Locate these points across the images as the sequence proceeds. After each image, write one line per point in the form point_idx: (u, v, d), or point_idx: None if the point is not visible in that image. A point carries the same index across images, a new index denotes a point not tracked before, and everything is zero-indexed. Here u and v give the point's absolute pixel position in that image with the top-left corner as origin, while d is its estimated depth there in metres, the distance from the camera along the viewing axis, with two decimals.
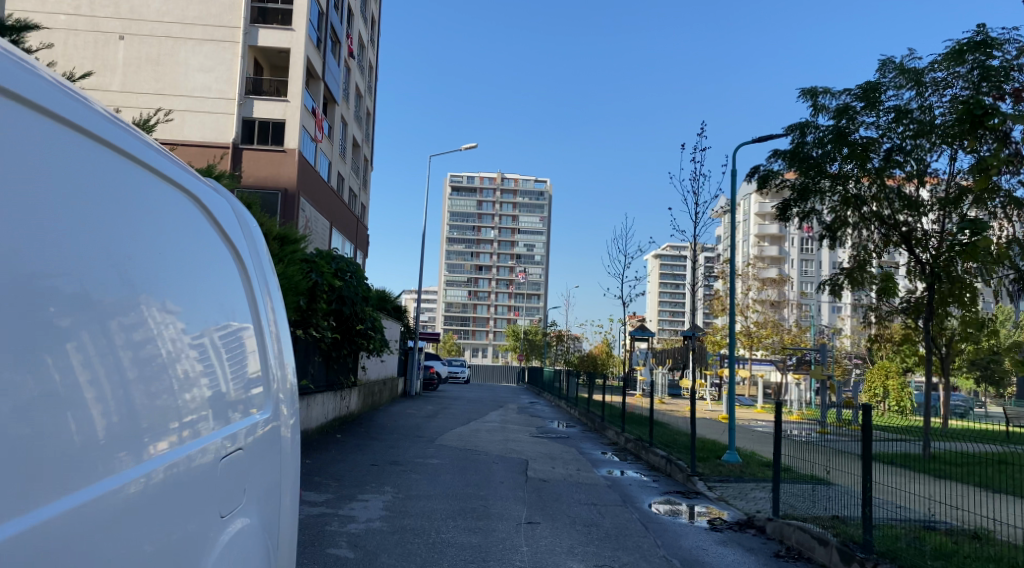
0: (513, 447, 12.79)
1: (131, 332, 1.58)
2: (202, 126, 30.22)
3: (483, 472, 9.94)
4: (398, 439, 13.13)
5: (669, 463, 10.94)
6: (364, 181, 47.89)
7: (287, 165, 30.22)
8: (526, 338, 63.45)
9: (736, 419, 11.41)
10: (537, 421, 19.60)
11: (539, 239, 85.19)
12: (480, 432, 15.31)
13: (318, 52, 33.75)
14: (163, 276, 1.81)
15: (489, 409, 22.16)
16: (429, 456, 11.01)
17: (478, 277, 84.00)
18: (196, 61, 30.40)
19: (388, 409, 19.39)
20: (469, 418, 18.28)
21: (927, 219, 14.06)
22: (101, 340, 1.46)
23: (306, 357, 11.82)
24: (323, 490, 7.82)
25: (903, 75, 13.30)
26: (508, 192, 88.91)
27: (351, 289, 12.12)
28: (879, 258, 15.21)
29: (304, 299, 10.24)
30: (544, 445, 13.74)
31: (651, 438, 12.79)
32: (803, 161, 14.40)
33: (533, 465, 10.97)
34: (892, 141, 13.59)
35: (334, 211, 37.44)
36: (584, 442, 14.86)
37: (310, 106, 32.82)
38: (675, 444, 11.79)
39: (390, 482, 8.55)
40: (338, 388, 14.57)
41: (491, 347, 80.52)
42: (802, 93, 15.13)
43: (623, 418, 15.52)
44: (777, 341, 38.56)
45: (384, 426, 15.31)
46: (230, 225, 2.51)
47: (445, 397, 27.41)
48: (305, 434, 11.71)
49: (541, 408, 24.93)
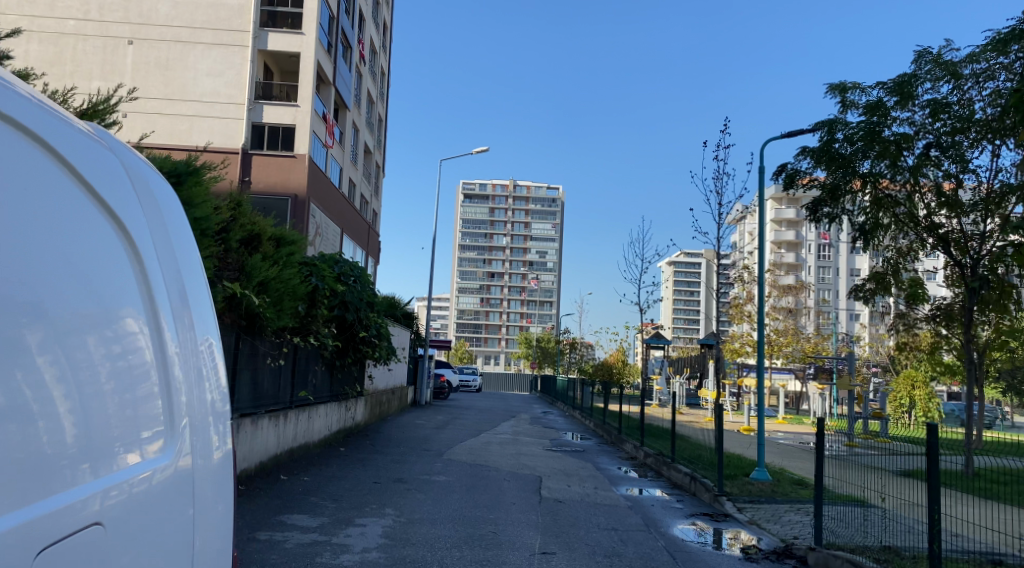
0: (526, 463, 12.08)
1: (108, 342, 1.51)
2: (211, 131, 29.91)
3: (494, 491, 9.25)
4: (404, 453, 12.46)
5: (695, 482, 10.20)
6: (376, 187, 47.51)
7: (296, 171, 29.73)
8: (539, 346, 62.71)
9: (765, 434, 10.62)
10: (551, 432, 18.87)
11: (551, 246, 84.52)
12: (491, 445, 14.61)
13: (329, 56, 33.39)
14: (49, 283, 1.32)
15: (501, 420, 21.45)
16: (437, 473, 10.34)
17: (490, 284, 83.42)
18: (205, 65, 30.10)
19: (396, 420, 18.75)
20: (480, 430, 17.60)
21: (967, 220, 13.24)
22: (71, 352, 1.38)
23: (306, 365, 11.20)
24: (317, 512, 7.15)
25: (939, 67, 12.53)
26: (520, 199, 88.36)
27: (353, 295, 11.46)
28: (913, 263, 14.37)
29: (303, 304, 9.62)
30: (558, 460, 13.01)
31: (674, 455, 12.08)
32: (832, 158, 13.60)
33: (547, 483, 10.25)
34: (928, 138, 12.80)
35: (345, 217, 37.03)
36: (600, 457, 14.14)
37: (320, 111, 32.42)
38: (700, 461, 11.04)
39: (392, 503, 7.88)
40: (342, 398, 13.98)
41: (503, 355, 79.82)
42: (831, 88, 14.37)
43: (641, 431, 14.79)
44: (797, 349, 37.52)
45: (391, 438, 14.69)
46: (136, 208, 1.80)
47: (457, 406, 26.73)
48: (306, 448, 11.13)
49: (555, 418, 24.17)
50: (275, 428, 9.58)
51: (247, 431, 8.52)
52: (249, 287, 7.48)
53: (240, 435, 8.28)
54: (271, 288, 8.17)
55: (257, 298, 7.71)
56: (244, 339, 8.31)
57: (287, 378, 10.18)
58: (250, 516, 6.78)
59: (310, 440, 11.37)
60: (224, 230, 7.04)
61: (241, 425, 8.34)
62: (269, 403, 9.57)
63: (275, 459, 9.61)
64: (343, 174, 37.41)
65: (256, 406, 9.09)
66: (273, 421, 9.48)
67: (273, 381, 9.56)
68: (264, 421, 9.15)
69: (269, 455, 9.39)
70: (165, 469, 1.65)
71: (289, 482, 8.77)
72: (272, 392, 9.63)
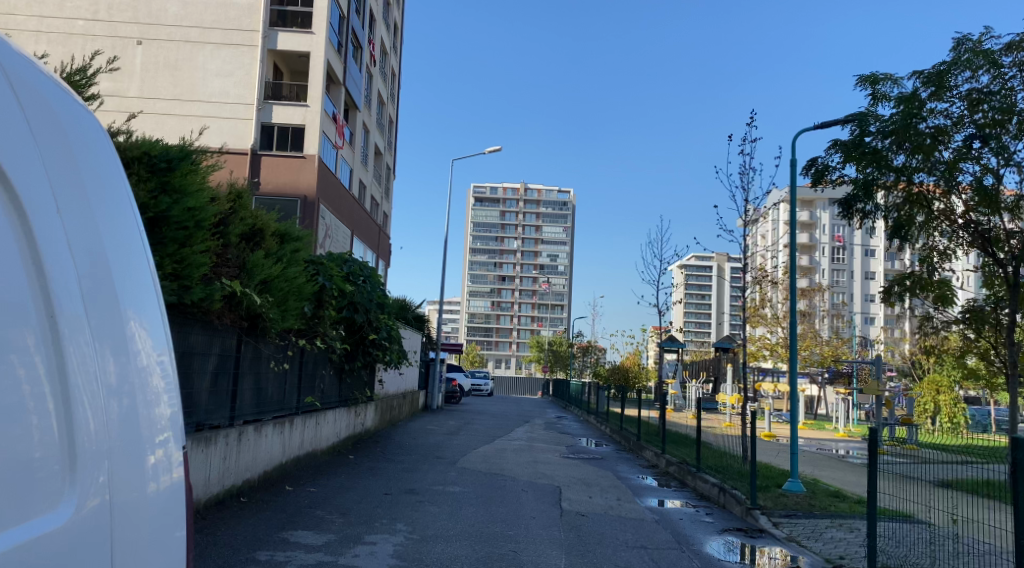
0: (543, 472, 11.53)
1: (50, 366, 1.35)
2: (220, 132, 29.67)
3: (511, 503, 8.69)
4: (416, 461, 11.93)
5: (727, 495, 9.57)
6: (386, 189, 47.15)
7: (305, 172, 29.36)
8: (550, 349, 62.12)
9: (798, 442, 9.97)
10: (565, 438, 18.30)
11: (562, 249, 83.99)
12: (506, 452, 14.06)
13: (339, 56, 33.01)
14: None
15: (514, 425, 20.90)
16: (450, 483, 9.80)
17: (501, 288, 82.91)
18: (214, 65, 29.84)
19: (407, 425, 18.26)
20: (493, 436, 17.06)
21: (1006, 219, 12.57)
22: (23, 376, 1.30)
23: (314, 369, 10.71)
24: (323, 528, 6.64)
25: (979, 56, 11.89)
26: (531, 202, 87.84)
27: (363, 295, 10.93)
28: (948, 263, 13.59)
29: (309, 305, 9.09)
30: (576, 469, 12.44)
31: (699, 465, 11.48)
32: (864, 157, 12.92)
33: (567, 494, 9.70)
34: (965, 131, 12.15)
35: (355, 219, 36.69)
36: (620, 465, 13.55)
37: (330, 111, 32.06)
38: (729, 471, 10.41)
39: (404, 517, 7.36)
40: (352, 403, 13.49)
41: (514, 359, 79.31)
42: (860, 79, 13.75)
43: (663, 438, 14.18)
44: (816, 353, 36.65)
45: (402, 444, 14.20)
46: (43, 195, 1.44)
47: (469, 411, 26.22)
48: (314, 455, 10.65)
49: (569, 423, 23.59)
50: (281, 434, 9.12)
51: (251, 438, 8.05)
52: (250, 285, 6.95)
53: (244, 442, 7.81)
54: (275, 286, 7.64)
55: (259, 297, 7.18)
56: (246, 341, 7.82)
57: (293, 382, 9.69)
58: (251, 532, 6.29)
59: (317, 447, 10.90)
60: (223, 224, 6.47)
61: (245, 432, 7.87)
62: (275, 408, 9.10)
63: (281, 468, 9.15)
64: (354, 176, 37.03)
65: (261, 412, 8.62)
66: (278, 428, 9.01)
67: (279, 386, 9.07)
68: (270, 427, 8.68)
69: (274, 463, 8.92)
70: (62, 523, 1.30)
71: (295, 493, 8.28)
72: (278, 398, 9.16)
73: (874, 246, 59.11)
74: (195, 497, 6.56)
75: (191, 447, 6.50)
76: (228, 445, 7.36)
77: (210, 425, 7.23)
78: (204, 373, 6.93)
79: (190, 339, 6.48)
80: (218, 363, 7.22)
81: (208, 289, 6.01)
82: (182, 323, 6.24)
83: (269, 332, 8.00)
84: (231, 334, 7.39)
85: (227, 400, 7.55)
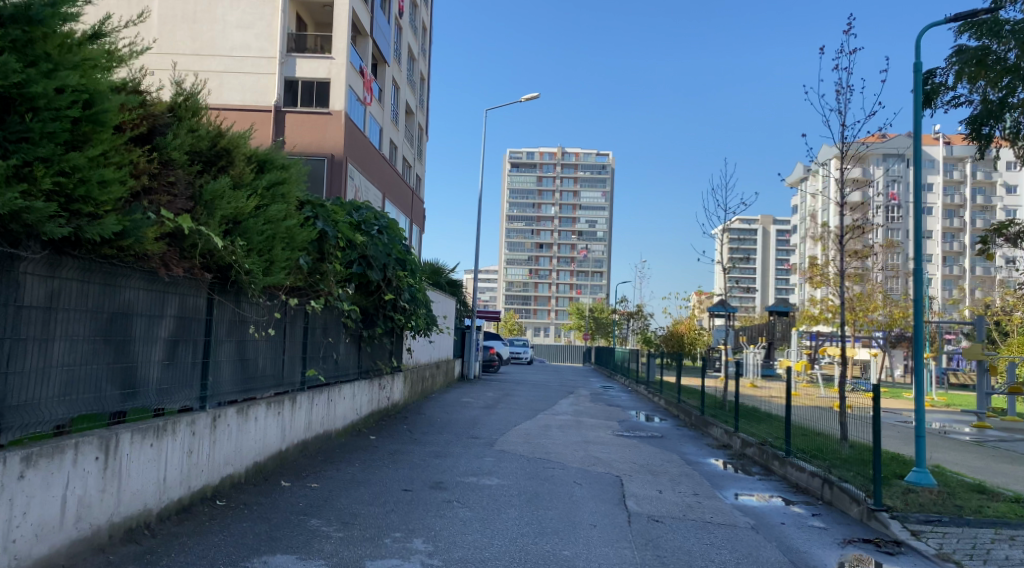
0: (597, 457, 9.68)
1: None
2: (242, 89, 28.22)
3: (565, 503, 6.86)
4: (447, 442, 10.19)
5: (837, 489, 7.55)
6: (419, 151, 45.26)
7: (332, 129, 27.89)
8: (591, 315, 60.12)
9: (926, 421, 7.83)
10: (616, 411, 16.46)
11: (600, 214, 81.50)
12: (551, 430, 12.25)
13: (365, 6, 30.99)
14: None
15: (558, 397, 19.13)
16: (488, 472, 8.05)
17: (539, 255, 80.80)
18: (234, 17, 28.27)
19: (441, 397, 16.62)
20: (536, 410, 15.29)
21: None
22: None
23: (321, 337, 8.99)
24: (313, 550, 4.89)
25: None
26: (568, 167, 85.09)
27: (377, 248, 9.02)
28: None
29: (305, 256, 7.26)
30: (634, 451, 10.56)
31: (790, 448, 9.46)
32: (995, 70, 10.15)
33: (632, 487, 7.82)
34: None
35: (387, 181, 35.06)
36: (684, 445, 11.64)
37: (357, 65, 30.22)
38: (833, 458, 8.35)
39: (424, 530, 5.58)
40: (374, 375, 11.82)
41: (553, 326, 77.52)
42: None
43: (735, 414, 12.19)
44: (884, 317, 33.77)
45: (434, 421, 12.61)
46: None
47: (508, 381, 24.59)
48: (325, 439, 9.03)
49: (617, 394, 21.83)
50: (278, 417, 7.46)
51: (233, 423, 6.40)
52: (206, 223, 5.13)
53: (220, 430, 6.16)
54: (248, 228, 5.79)
55: (221, 240, 5.36)
56: (217, 300, 6.08)
57: (292, 352, 7.99)
58: (214, 557, 4.58)
59: (331, 428, 9.28)
60: (158, 134, 4.68)
61: (223, 416, 6.22)
62: (269, 384, 7.42)
63: (279, 458, 7.52)
64: (384, 135, 35.19)
65: (249, 390, 6.94)
66: (274, 408, 7.36)
67: (271, 357, 7.36)
68: (261, 409, 7.03)
69: (270, 452, 7.29)
70: None
71: (291, 491, 6.61)
72: (272, 372, 7.48)
73: (933, 204, 55.56)
74: (144, 505, 4.92)
75: (133, 440, 4.83)
76: (194, 434, 5.70)
77: (171, 410, 5.56)
78: (154, 343, 5.22)
79: (126, 293, 4.78)
80: (176, 327, 5.53)
81: (130, 219, 4.21)
82: (106, 271, 4.51)
83: (248, 288, 6.22)
84: (194, 290, 5.66)
85: (194, 377, 5.87)
